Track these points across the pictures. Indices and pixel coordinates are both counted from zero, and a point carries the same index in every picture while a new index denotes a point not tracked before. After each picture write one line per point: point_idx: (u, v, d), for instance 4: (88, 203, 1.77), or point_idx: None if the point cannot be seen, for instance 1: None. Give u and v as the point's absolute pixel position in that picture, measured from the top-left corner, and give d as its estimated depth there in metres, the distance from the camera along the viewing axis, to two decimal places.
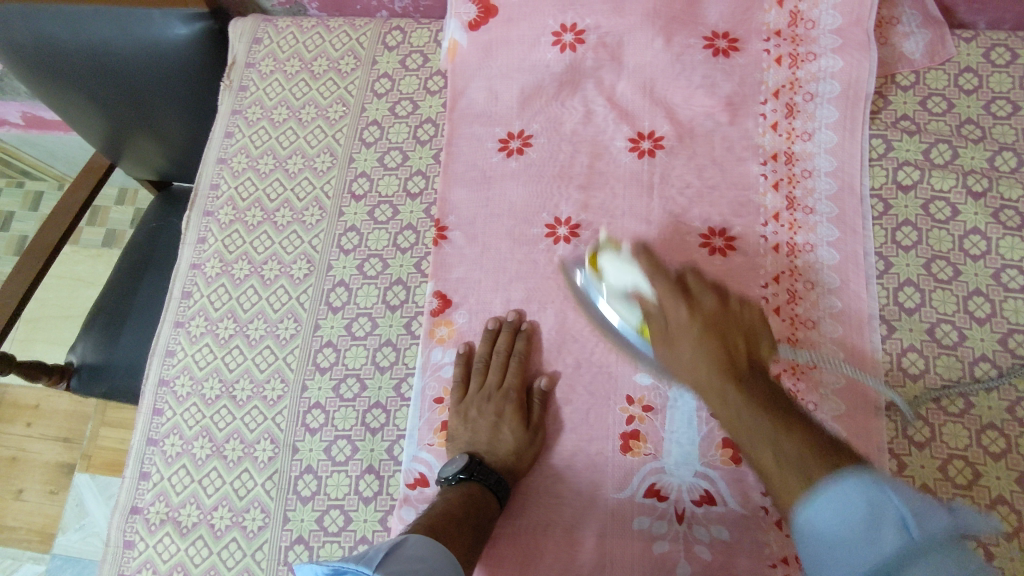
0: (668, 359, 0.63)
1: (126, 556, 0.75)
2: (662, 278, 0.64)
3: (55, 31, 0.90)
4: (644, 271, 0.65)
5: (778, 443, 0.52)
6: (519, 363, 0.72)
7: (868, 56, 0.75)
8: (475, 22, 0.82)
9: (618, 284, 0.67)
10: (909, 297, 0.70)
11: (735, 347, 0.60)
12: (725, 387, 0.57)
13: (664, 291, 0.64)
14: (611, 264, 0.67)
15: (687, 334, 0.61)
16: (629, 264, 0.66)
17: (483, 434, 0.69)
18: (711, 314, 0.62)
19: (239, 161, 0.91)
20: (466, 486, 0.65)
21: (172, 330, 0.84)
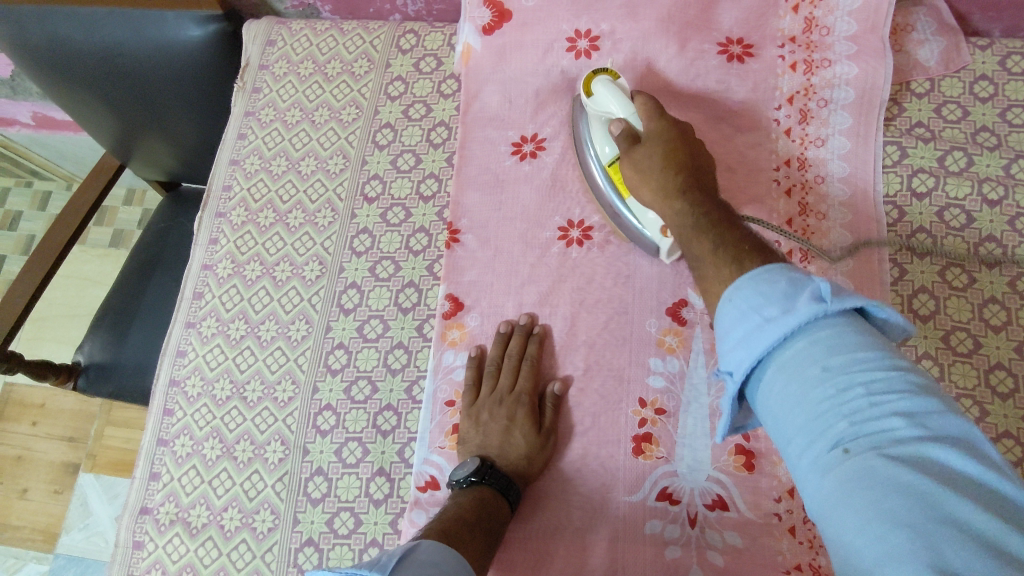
0: (635, 164, 0.67)
1: (136, 557, 0.75)
2: (647, 104, 0.69)
3: (69, 31, 0.90)
4: (630, 98, 0.70)
5: (718, 238, 0.56)
6: (531, 368, 0.71)
7: (885, 62, 0.74)
8: (490, 26, 0.81)
9: (608, 105, 0.71)
10: (924, 304, 0.70)
11: (699, 165, 0.66)
12: (689, 194, 0.62)
13: (647, 115, 0.68)
14: (604, 89, 0.71)
15: (659, 149, 0.66)
16: (619, 92, 0.71)
17: (494, 437, 0.69)
18: (683, 139, 0.67)
19: (252, 162, 0.91)
20: (477, 490, 0.64)
21: (183, 330, 0.84)
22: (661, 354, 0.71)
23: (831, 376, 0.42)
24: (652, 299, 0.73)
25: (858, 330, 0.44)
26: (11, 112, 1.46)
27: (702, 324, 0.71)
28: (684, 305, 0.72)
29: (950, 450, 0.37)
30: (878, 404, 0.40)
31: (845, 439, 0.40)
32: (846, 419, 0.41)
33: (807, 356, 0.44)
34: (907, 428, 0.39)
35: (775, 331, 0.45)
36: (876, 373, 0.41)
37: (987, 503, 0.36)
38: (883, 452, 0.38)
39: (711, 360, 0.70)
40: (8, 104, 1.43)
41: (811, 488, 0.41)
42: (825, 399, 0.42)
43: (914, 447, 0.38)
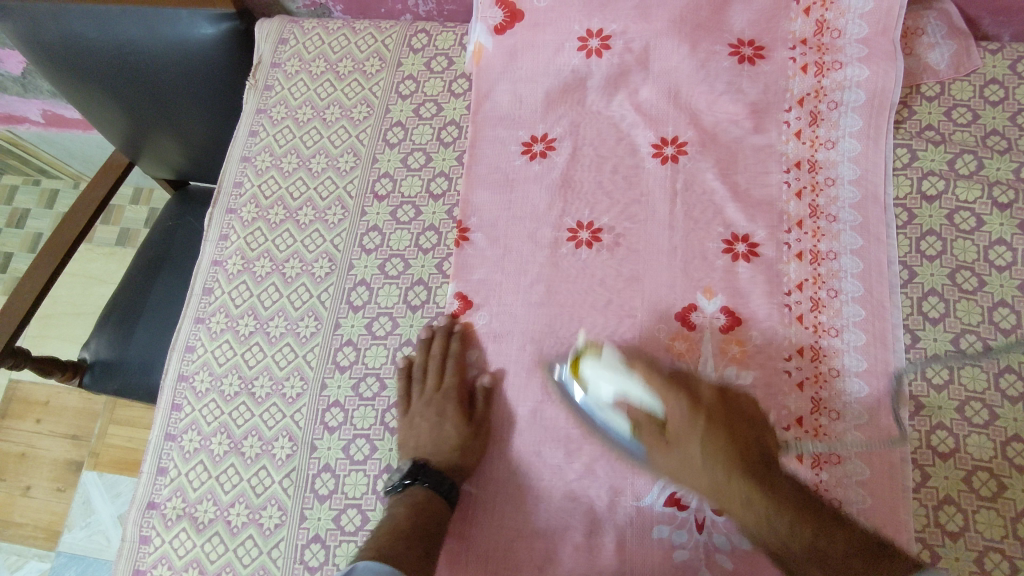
0: (674, 465, 0.61)
1: (142, 551, 0.75)
2: (655, 379, 0.62)
3: (84, 30, 0.91)
4: (630, 369, 0.63)
5: (817, 541, 0.56)
6: (456, 362, 0.74)
7: (894, 65, 0.74)
8: (501, 26, 0.82)
9: (603, 391, 0.64)
10: (934, 307, 0.70)
11: (744, 437, 0.61)
12: (749, 490, 0.58)
13: (658, 390, 0.62)
14: (595, 373, 0.64)
15: (695, 432, 0.60)
16: (615, 366, 0.64)
17: (426, 435, 0.71)
18: (713, 406, 0.62)
19: (263, 159, 0.91)
20: (413, 492, 0.68)
21: (192, 325, 0.84)
22: (670, 358, 0.71)
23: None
24: (661, 299, 0.73)
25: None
26: (22, 110, 1.47)
27: (711, 328, 0.71)
28: (693, 310, 0.72)
29: None
30: None
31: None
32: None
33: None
34: None
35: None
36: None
37: None
38: None
39: (721, 362, 0.70)
40: (19, 101, 1.44)
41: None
42: None
43: None
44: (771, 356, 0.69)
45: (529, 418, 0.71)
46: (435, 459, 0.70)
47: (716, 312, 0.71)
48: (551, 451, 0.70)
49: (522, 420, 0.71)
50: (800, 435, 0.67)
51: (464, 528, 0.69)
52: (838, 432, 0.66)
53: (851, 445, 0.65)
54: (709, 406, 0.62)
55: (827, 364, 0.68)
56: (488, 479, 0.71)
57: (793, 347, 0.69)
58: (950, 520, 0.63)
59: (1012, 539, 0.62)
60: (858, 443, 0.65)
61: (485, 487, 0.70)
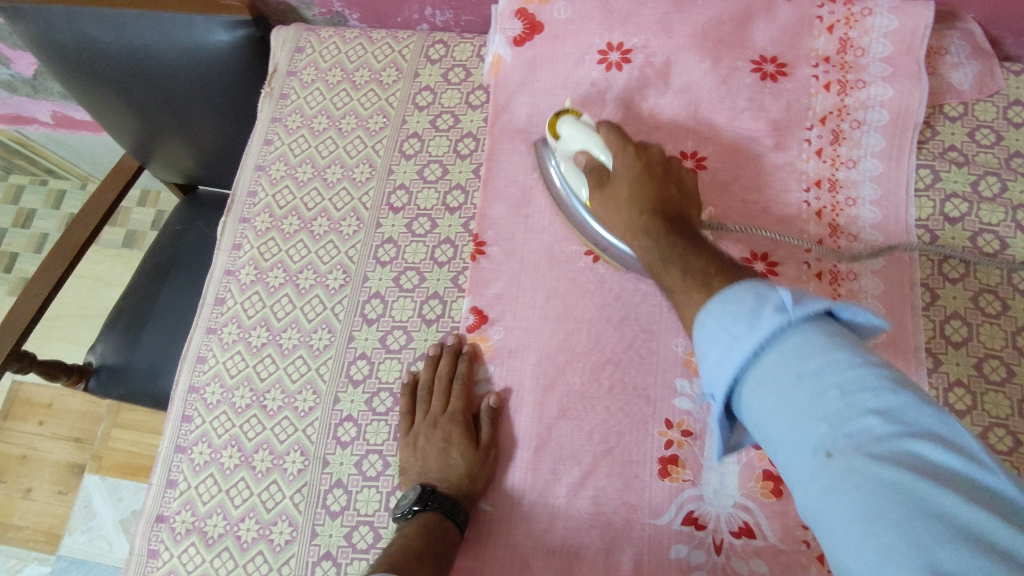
0: (607, 203, 0.67)
1: (151, 565, 0.74)
2: (616, 140, 0.69)
3: (98, 33, 0.90)
4: (599, 133, 0.70)
5: (682, 264, 0.56)
6: (463, 383, 0.73)
7: (919, 85, 0.73)
8: (520, 38, 0.81)
9: (573, 144, 0.71)
10: (956, 330, 0.69)
11: (668, 196, 0.65)
12: (652, 224, 0.62)
13: (613, 148, 0.68)
14: (570, 126, 0.71)
15: (630, 169, 0.67)
16: (587, 129, 0.71)
17: (432, 462, 0.70)
18: (654, 167, 0.67)
19: (277, 168, 0.90)
20: (422, 516, 0.66)
21: (203, 336, 0.83)
22: (688, 375, 0.70)
23: (813, 386, 0.39)
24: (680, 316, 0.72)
25: (830, 330, 0.42)
26: (31, 111, 1.46)
27: None
28: None
29: (931, 443, 0.35)
30: (853, 399, 0.38)
31: (830, 445, 0.37)
32: (830, 423, 0.38)
33: (787, 364, 0.41)
34: (888, 427, 0.36)
35: (741, 350, 0.43)
36: (863, 374, 0.38)
37: (965, 490, 0.33)
38: (866, 452, 0.36)
39: None
40: (28, 102, 1.43)
41: (811, 501, 0.38)
42: (802, 398, 0.39)
43: (897, 444, 0.36)
44: None
45: (545, 435, 0.70)
46: (444, 484, 0.69)
47: None
48: (567, 470, 0.69)
49: (539, 437, 0.70)
50: None
51: (476, 548, 0.68)
52: None
53: None
54: (649, 166, 0.67)
55: None
56: (502, 497, 0.70)
57: None
58: None
59: None
60: None
61: (499, 505, 0.69)
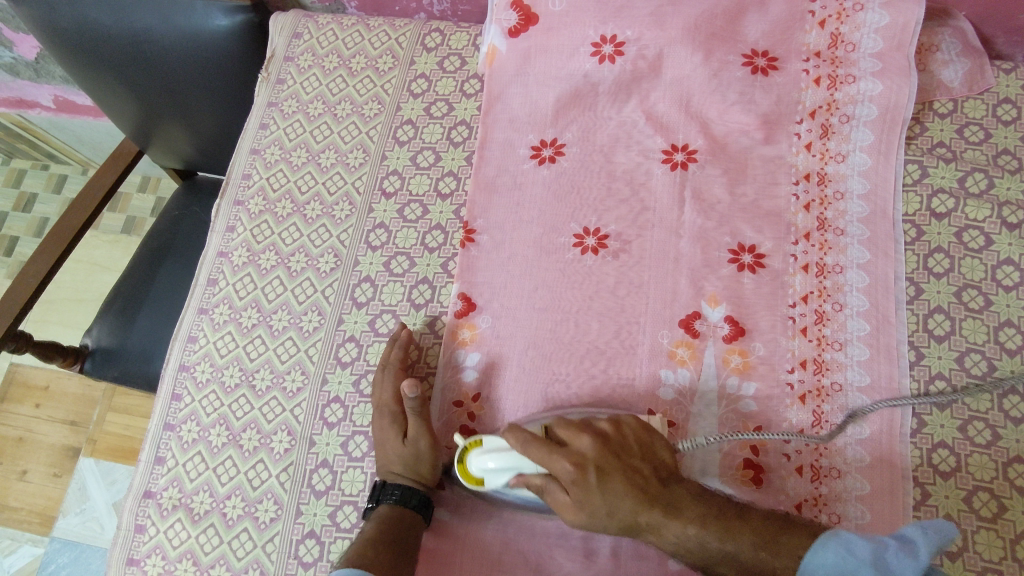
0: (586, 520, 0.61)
1: (137, 540, 0.75)
2: (539, 452, 0.60)
3: (99, 15, 0.91)
4: (517, 448, 0.61)
5: (734, 557, 0.57)
6: (394, 372, 0.73)
7: (909, 81, 0.74)
8: (515, 29, 0.82)
9: (499, 479, 0.62)
10: (939, 324, 0.69)
11: (641, 472, 0.61)
12: (656, 521, 0.59)
13: (543, 454, 0.60)
14: (485, 464, 0.62)
15: (589, 489, 0.59)
16: (502, 453, 0.62)
17: (379, 456, 0.71)
18: (600, 449, 0.61)
19: (272, 152, 0.91)
20: (377, 511, 0.67)
21: (195, 316, 0.84)
22: (672, 365, 0.70)
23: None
24: (665, 306, 0.72)
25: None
26: (33, 95, 1.47)
27: (714, 337, 0.71)
28: (698, 317, 0.71)
29: None
30: None
31: None
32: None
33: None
34: None
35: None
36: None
37: None
38: None
39: (723, 371, 0.69)
40: (30, 86, 1.44)
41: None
42: None
43: None
44: (775, 366, 0.69)
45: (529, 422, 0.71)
46: (391, 475, 0.69)
47: (719, 321, 0.71)
48: None
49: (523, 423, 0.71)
50: (800, 448, 0.66)
51: (453, 529, 0.69)
52: (838, 446, 0.65)
53: (851, 461, 0.65)
54: (596, 457, 0.61)
55: (830, 377, 0.68)
56: None
57: (796, 360, 0.69)
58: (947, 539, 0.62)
59: (1010, 560, 0.61)
60: (858, 458, 0.65)
61: None
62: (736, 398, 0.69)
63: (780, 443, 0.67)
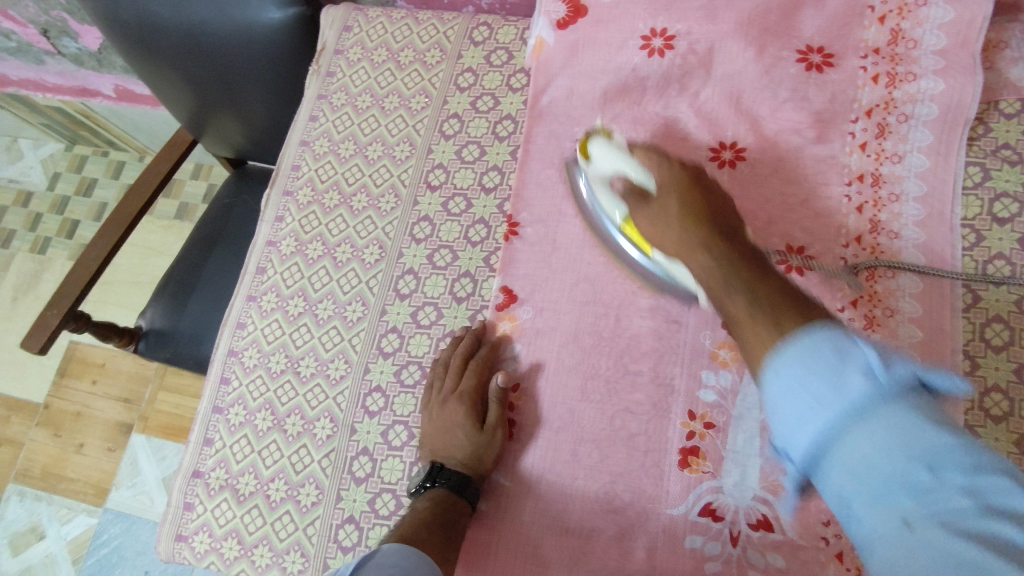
0: (652, 218, 0.64)
1: (185, 517, 0.78)
2: (652, 159, 0.67)
3: (158, 9, 0.93)
4: (631, 154, 0.70)
5: (749, 288, 0.49)
6: (478, 365, 0.74)
7: (974, 79, 0.70)
8: (563, 21, 0.82)
9: (604, 164, 0.72)
10: (997, 334, 0.67)
11: (717, 211, 0.60)
12: (710, 242, 0.56)
13: (651, 164, 0.67)
14: (600, 149, 0.72)
15: (670, 196, 0.63)
16: (619, 150, 0.71)
17: (441, 440, 0.72)
18: (699, 180, 0.64)
19: (321, 144, 0.93)
20: (433, 492, 0.68)
21: (244, 303, 0.87)
22: (714, 367, 0.69)
23: (897, 457, 0.37)
24: None
25: (914, 391, 0.39)
26: (96, 84, 1.53)
27: None
28: None
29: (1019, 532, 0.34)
30: (945, 481, 0.36)
31: (915, 524, 0.36)
32: (919, 507, 0.36)
33: (872, 434, 0.38)
34: (977, 511, 0.35)
35: (826, 411, 0.41)
36: (966, 459, 0.36)
37: None
38: (957, 538, 0.34)
39: None
40: (93, 76, 1.50)
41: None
42: (891, 472, 0.37)
43: (987, 530, 0.34)
44: None
45: (567, 416, 0.71)
46: (451, 462, 0.70)
47: None
48: (587, 451, 0.69)
49: (561, 418, 0.71)
50: None
51: (493, 521, 0.70)
52: None
53: None
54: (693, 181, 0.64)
55: None
56: (520, 475, 0.71)
57: None
58: None
59: None
60: None
61: (519, 480, 0.71)
62: None
63: None
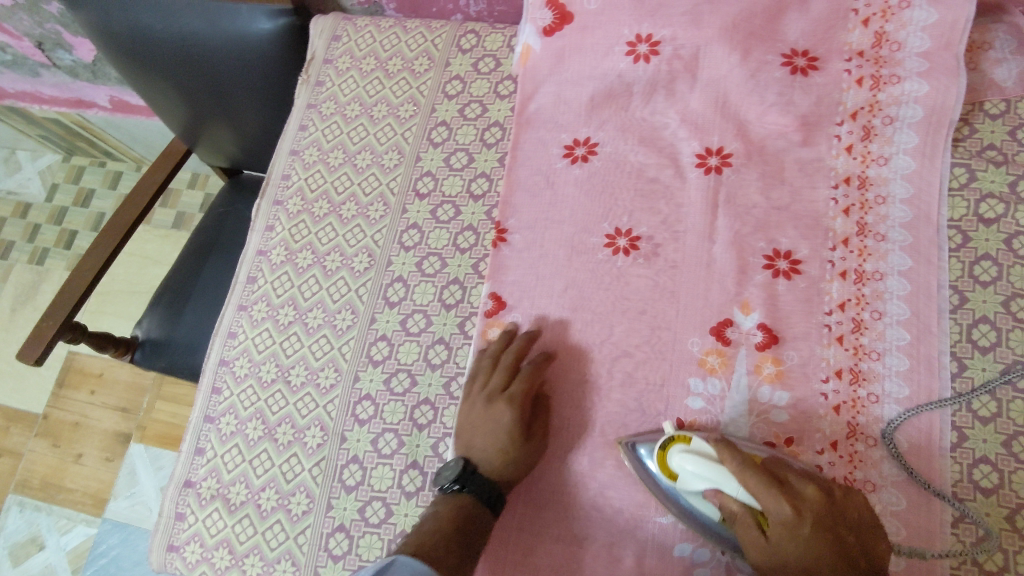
0: (774, 566, 0.56)
1: (177, 527, 0.78)
2: (755, 486, 0.55)
3: (150, 21, 0.94)
4: (724, 469, 0.57)
5: None
6: (530, 372, 0.70)
7: (957, 82, 0.71)
8: (550, 28, 0.82)
9: (694, 483, 0.59)
10: (985, 335, 0.66)
11: (850, 547, 0.55)
12: None
13: (760, 485, 0.55)
14: (684, 464, 0.59)
15: (792, 546, 0.55)
16: (706, 464, 0.58)
17: (480, 441, 0.68)
18: (820, 512, 0.55)
19: (311, 153, 0.93)
20: (460, 497, 0.66)
21: (235, 312, 0.87)
22: (702, 374, 0.69)
23: None
24: (697, 311, 0.71)
25: None
26: (91, 96, 1.54)
27: (747, 344, 0.69)
28: (729, 325, 0.70)
29: None
30: None
31: None
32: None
33: None
34: None
35: None
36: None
37: None
38: None
39: (755, 379, 0.68)
40: (88, 87, 1.51)
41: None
42: None
43: None
44: (808, 375, 0.67)
45: (556, 423, 0.71)
46: (485, 465, 0.67)
47: (752, 329, 0.69)
48: (576, 458, 0.69)
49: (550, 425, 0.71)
50: (833, 460, 0.64)
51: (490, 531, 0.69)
52: (874, 459, 0.64)
53: (886, 474, 0.63)
54: (815, 511, 0.55)
55: (866, 389, 0.66)
56: None
57: (830, 369, 0.67)
58: (987, 559, 0.60)
59: None
60: (894, 472, 0.63)
61: None
62: (768, 407, 0.67)
63: (813, 455, 0.65)
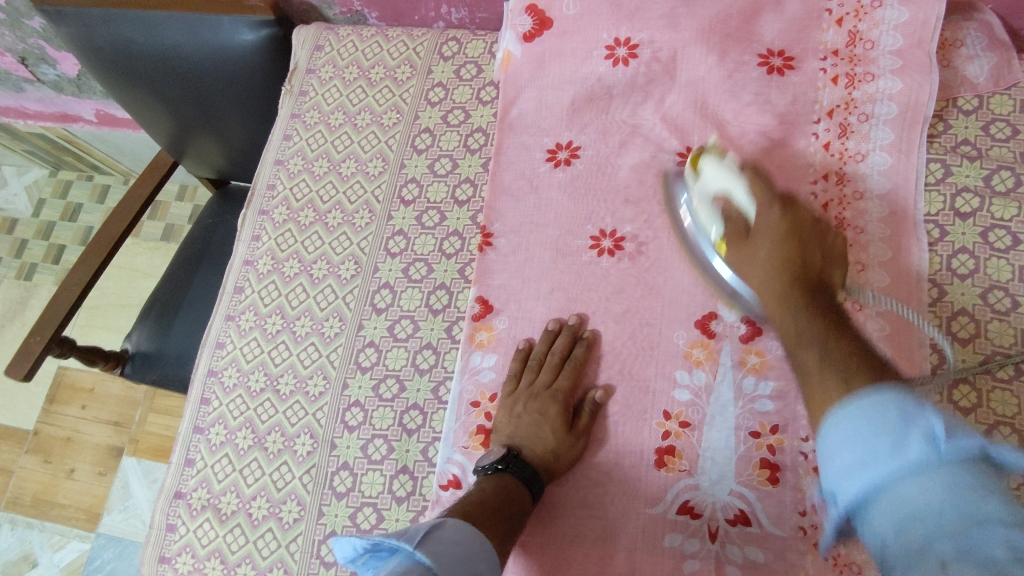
0: (745, 259, 0.64)
1: (168, 539, 0.78)
2: (760, 190, 0.65)
3: (132, 34, 0.94)
4: (743, 177, 0.67)
5: (821, 345, 0.51)
6: (573, 368, 0.71)
7: (931, 77, 0.72)
8: (530, 34, 0.83)
9: (710, 186, 0.69)
10: (963, 327, 0.67)
11: (810, 258, 0.61)
12: (797, 293, 0.58)
13: (761, 196, 0.65)
14: (708, 166, 0.69)
15: (766, 241, 0.63)
16: (728, 169, 0.68)
17: (523, 432, 0.69)
18: (799, 223, 0.63)
19: (295, 163, 0.94)
20: (502, 477, 0.65)
21: (223, 323, 0.87)
22: (687, 367, 0.70)
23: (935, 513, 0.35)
24: (681, 308, 0.72)
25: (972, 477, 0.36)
26: (77, 110, 1.54)
27: (731, 337, 0.69)
28: (713, 318, 0.71)
29: None
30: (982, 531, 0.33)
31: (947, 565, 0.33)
32: (955, 550, 0.33)
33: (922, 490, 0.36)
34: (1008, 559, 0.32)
35: (879, 463, 0.39)
36: (988, 498, 0.34)
37: None
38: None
39: (740, 373, 0.68)
40: (73, 101, 1.51)
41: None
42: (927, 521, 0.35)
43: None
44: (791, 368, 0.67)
45: None
46: (528, 452, 0.68)
47: (736, 322, 0.70)
48: None
49: None
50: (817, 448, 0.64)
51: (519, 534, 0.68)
52: None
53: None
54: (796, 224, 0.63)
55: None
56: None
57: None
58: None
59: None
60: None
61: None
62: (753, 397, 0.67)
63: (798, 442, 0.65)
